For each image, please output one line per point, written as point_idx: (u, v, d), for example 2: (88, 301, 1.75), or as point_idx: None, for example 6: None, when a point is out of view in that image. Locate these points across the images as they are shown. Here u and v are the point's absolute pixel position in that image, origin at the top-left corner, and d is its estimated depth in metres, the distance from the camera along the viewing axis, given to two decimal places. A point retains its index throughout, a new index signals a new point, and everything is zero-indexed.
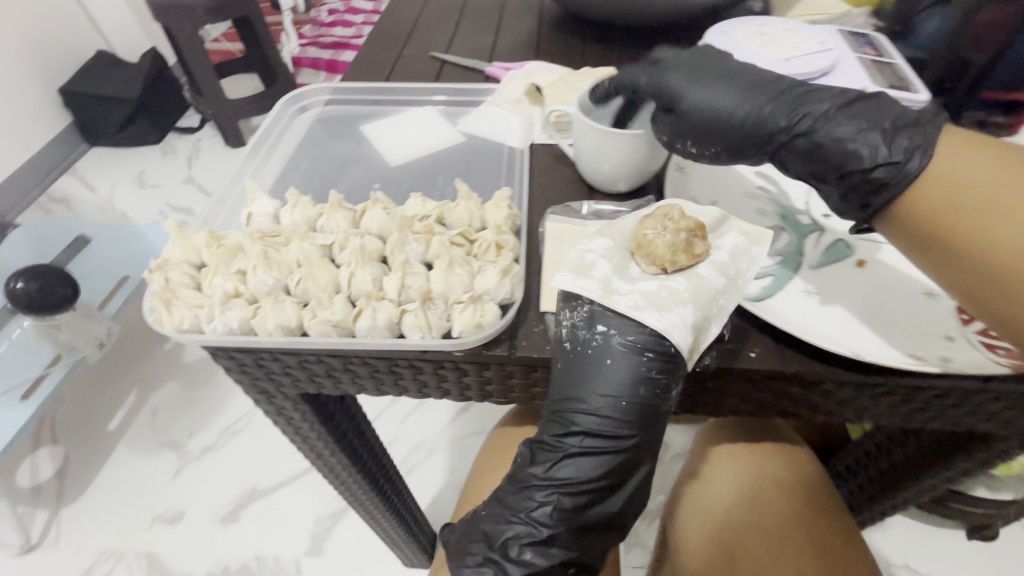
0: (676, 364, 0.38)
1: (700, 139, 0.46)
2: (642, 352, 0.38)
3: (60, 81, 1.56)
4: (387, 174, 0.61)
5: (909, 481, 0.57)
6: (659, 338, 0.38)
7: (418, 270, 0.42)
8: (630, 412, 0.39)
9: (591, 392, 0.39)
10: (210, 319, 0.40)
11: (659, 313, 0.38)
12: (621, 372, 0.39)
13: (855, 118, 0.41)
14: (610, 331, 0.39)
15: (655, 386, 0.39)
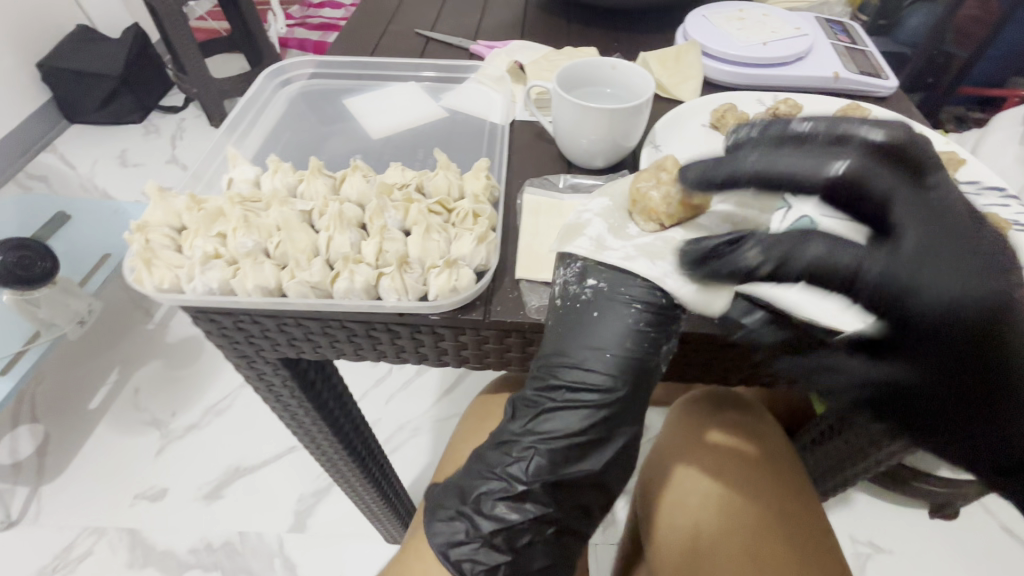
0: (664, 317, 0.40)
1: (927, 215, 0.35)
2: (631, 304, 0.40)
3: (41, 55, 1.52)
4: (369, 146, 0.62)
5: (868, 450, 0.59)
6: (653, 287, 0.40)
7: (396, 236, 0.43)
8: (618, 360, 0.40)
9: (579, 344, 0.40)
10: (190, 279, 0.41)
11: (651, 261, 0.40)
12: (613, 320, 0.40)
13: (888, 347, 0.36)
14: (600, 284, 0.40)
15: (643, 340, 0.40)
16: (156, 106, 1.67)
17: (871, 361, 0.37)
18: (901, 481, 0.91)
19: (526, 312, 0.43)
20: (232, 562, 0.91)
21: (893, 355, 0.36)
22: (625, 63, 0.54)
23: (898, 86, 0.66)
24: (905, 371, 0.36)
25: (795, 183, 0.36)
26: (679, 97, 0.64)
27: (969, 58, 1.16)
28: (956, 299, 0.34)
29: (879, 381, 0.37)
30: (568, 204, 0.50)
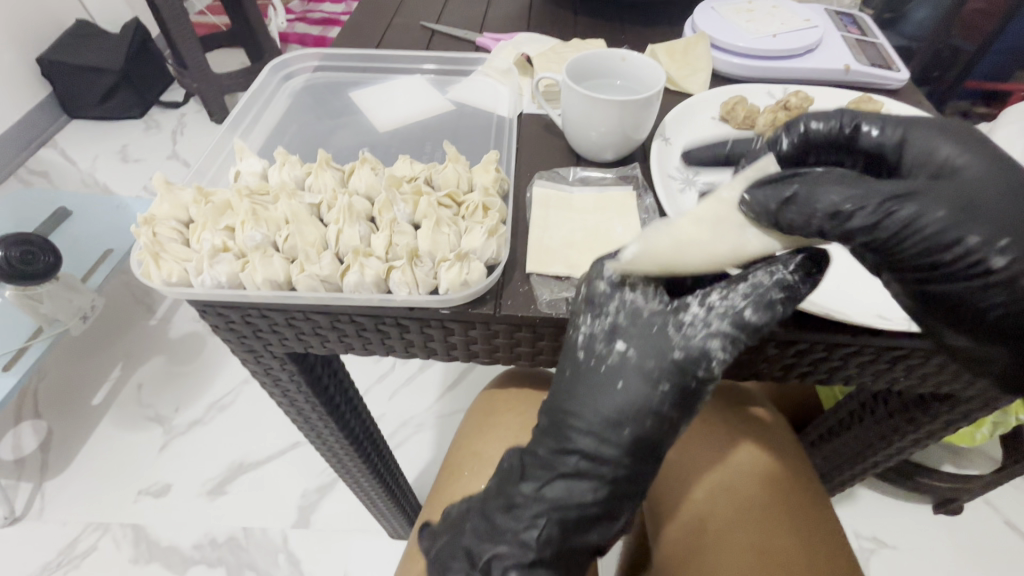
0: (690, 396, 0.37)
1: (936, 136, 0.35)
2: (658, 382, 0.37)
3: (41, 50, 1.51)
4: (375, 139, 0.61)
5: (878, 445, 0.59)
6: (682, 365, 0.36)
7: (406, 229, 0.43)
8: (632, 438, 0.38)
9: (596, 412, 0.38)
10: (199, 272, 0.41)
11: (681, 330, 0.36)
12: (636, 397, 0.37)
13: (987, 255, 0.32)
14: (628, 349, 0.37)
15: (661, 419, 0.38)
16: (157, 101, 1.66)
17: (936, 209, 0.31)
18: (906, 476, 0.90)
19: (537, 306, 0.42)
20: (236, 557, 0.91)
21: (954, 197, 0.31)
22: (635, 54, 0.54)
23: (908, 79, 0.65)
24: (973, 206, 0.31)
25: (788, 144, 0.40)
26: (687, 90, 0.63)
27: (975, 52, 1.15)
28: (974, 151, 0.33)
29: (960, 227, 0.31)
30: (578, 198, 0.50)
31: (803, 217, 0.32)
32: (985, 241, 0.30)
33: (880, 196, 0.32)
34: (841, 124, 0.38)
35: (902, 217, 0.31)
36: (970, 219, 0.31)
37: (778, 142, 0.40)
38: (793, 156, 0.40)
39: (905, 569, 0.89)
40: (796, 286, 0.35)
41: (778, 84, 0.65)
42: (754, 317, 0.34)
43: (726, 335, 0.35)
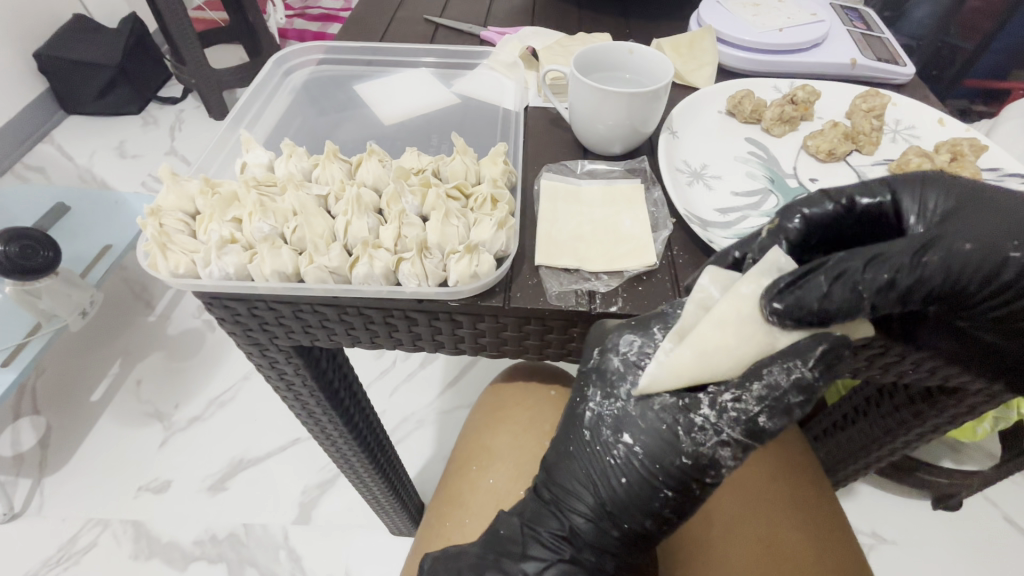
0: (690, 503, 0.37)
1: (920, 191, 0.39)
2: (660, 488, 0.37)
3: (37, 44, 1.50)
4: (380, 132, 0.61)
5: (882, 440, 0.59)
6: (687, 470, 0.35)
7: (415, 221, 0.43)
8: (627, 528, 0.39)
9: (598, 502, 0.39)
10: (206, 263, 0.40)
11: (690, 437, 0.35)
12: (636, 494, 0.37)
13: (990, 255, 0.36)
14: (635, 445, 0.36)
15: (661, 520, 0.38)
16: (155, 97, 1.65)
17: (950, 257, 0.35)
18: (906, 471, 0.90)
19: (546, 298, 0.42)
20: (237, 553, 0.90)
21: (964, 237, 0.35)
22: (642, 47, 0.54)
23: (914, 73, 0.65)
24: (981, 236, 0.35)
25: (796, 227, 0.39)
26: (694, 84, 0.63)
27: (975, 50, 1.15)
28: (948, 190, 0.39)
29: (986, 253, 0.35)
30: (586, 190, 0.49)
31: (843, 302, 0.33)
32: (1012, 256, 0.35)
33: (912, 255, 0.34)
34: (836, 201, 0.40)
35: (937, 265, 0.34)
36: (985, 252, 0.35)
37: (787, 228, 0.39)
38: (801, 236, 0.40)
39: (905, 564, 0.90)
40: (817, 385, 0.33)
41: (783, 78, 0.65)
42: (769, 425, 0.33)
43: (740, 442, 0.34)
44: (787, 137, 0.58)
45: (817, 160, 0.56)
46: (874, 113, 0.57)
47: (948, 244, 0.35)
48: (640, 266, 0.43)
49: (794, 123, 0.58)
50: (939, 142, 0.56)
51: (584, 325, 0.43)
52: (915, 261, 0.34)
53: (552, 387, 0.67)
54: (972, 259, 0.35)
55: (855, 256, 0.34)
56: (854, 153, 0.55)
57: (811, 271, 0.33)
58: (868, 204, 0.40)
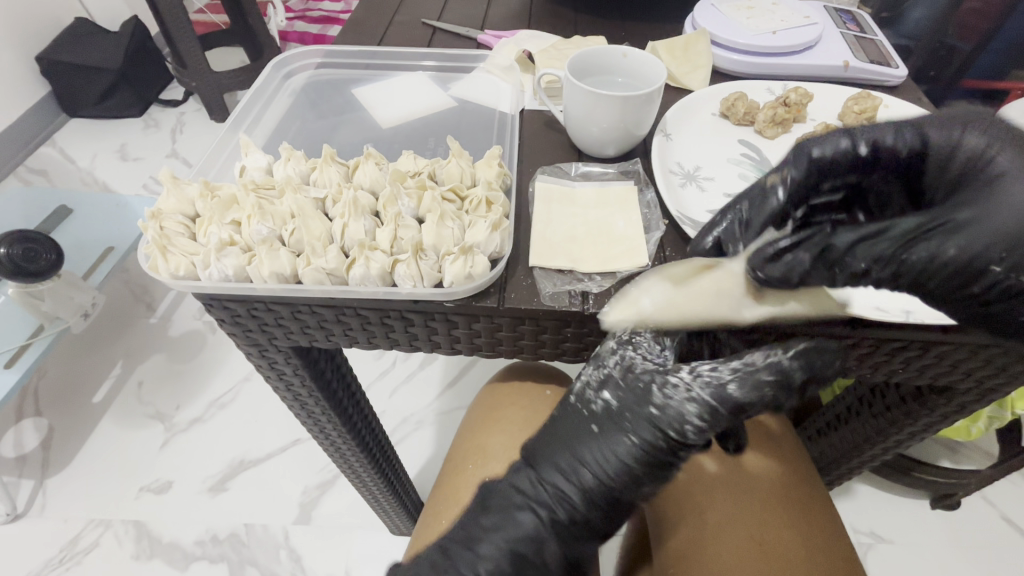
0: (656, 468, 0.40)
1: (961, 128, 0.37)
2: (627, 446, 0.40)
3: (39, 48, 1.51)
4: (378, 136, 0.62)
5: (874, 440, 0.59)
6: (656, 428, 0.39)
7: (410, 223, 0.44)
8: (590, 490, 0.41)
9: (569, 457, 0.42)
10: (205, 265, 0.41)
11: (665, 391, 0.39)
12: (606, 451, 0.40)
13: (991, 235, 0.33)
14: (612, 400, 0.41)
15: (626, 483, 0.40)
16: (156, 100, 1.66)
17: (958, 243, 0.34)
18: (902, 471, 0.90)
19: (539, 300, 0.42)
20: (237, 554, 0.91)
21: (979, 215, 0.33)
22: (636, 50, 0.54)
23: (907, 76, 0.66)
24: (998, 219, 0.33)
25: (790, 184, 0.40)
26: (688, 87, 0.64)
27: (972, 51, 1.15)
28: (982, 133, 0.36)
29: (977, 248, 0.33)
30: (579, 192, 0.50)
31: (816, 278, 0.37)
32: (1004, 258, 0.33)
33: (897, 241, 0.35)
34: (852, 142, 0.39)
35: (919, 256, 0.34)
36: (983, 245, 0.33)
37: (780, 187, 0.40)
38: (796, 192, 0.40)
39: (902, 564, 0.90)
40: (791, 368, 0.37)
41: (777, 81, 0.65)
42: (738, 392, 0.37)
43: (707, 400, 0.38)
44: (779, 139, 0.58)
45: None
46: (866, 115, 0.58)
47: (954, 222, 0.34)
48: (632, 267, 0.44)
49: (787, 125, 0.59)
50: None
51: (578, 325, 0.43)
52: (904, 246, 0.35)
53: (547, 387, 0.68)
54: (965, 259, 0.34)
55: (844, 235, 0.36)
56: None
57: (797, 245, 0.37)
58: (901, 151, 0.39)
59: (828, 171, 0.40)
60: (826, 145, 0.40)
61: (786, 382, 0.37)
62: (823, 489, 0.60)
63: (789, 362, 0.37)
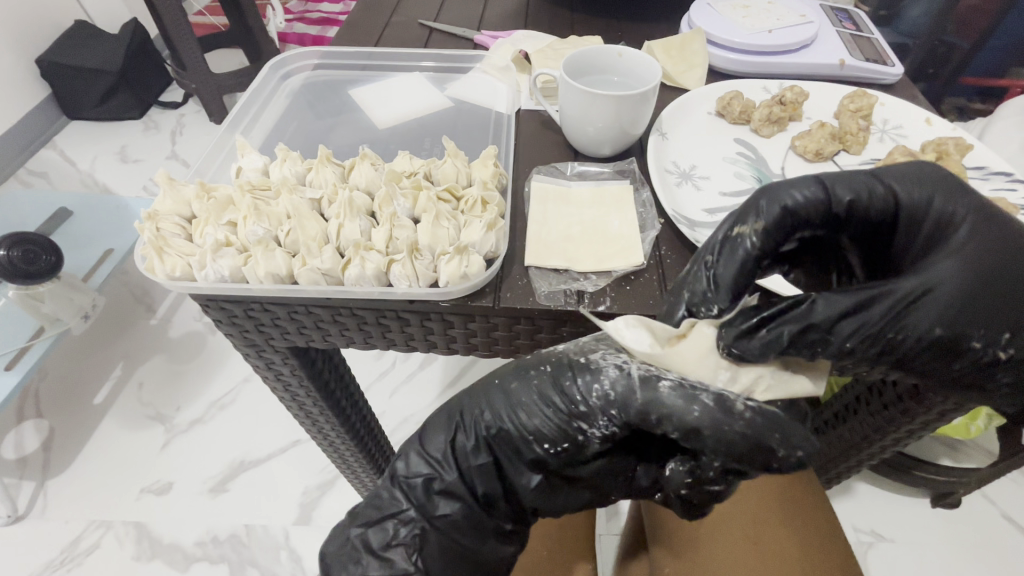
0: (565, 427, 0.38)
1: (919, 186, 0.35)
2: (544, 391, 0.39)
3: (39, 50, 1.51)
4: (374, 137, 0.62)
5: (873, 438, 0.59)
6: (574, 380, 0.38)
7: (406, 223, 0.44)
8: (492, 423, 0.40)
9: (486, 394, 0.41)
10: (201, 266, 0.41)
11: (607, 354, 0.38)
12: (524, 392, 0.40)
13: (968, 302, 0.32)
14: (556, 348, 0.41)
15: (529, 430, 0.39)
16: (156, 102, 1.66)
17: (943, 317, 0.32)
18: (903, 470, 0.90)
19: (535, 299, 0.43)
20: (238, 554, 0.91)
21: (955, 285, 0.32)
22: (632, 50, 0.54)
23: (903, 74, 0.66)
24: (973, 292, 0.32)
25: (759, 239, 0.34)
26: (684, 86, 0.64)
27: (970, 49, 1.16)
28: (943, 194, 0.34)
29: (955, 324, 0.32)
30: (575, 191, 0.50)
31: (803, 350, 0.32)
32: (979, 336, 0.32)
33: (882, 318, 0.32)
34: (822, 193, 0.34)
35: (907, 331, 0.32)
36: (967, 321, 0.32)
37: (751, 242, 0.34)
38: (768, 246, 0.34)
39: (903, 563, 0.90)
40: (737, 414, 0.33)
41: (774, 80, 0.66)
42: (665, 392, 0.34)
43: (629, 379, 0.36)
44: (776, 138, 0.58)
45: (807, 160, 0.56)
46: (862, 113, 0.58)
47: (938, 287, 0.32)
48: (628, 265, 0.44)
49: (783, 123, 0.59)
50: (926, 142, 0.56)
51: (574, 324, 0.43)
52: (895, 320, 0.32)
53: None
54: (952, 333, 0.32)
55: (830, 305, 0.32)
56: (840, 153, 0.56)
57: (774, 321, 0.32)
58: (871, 205, 0.35)
59: (802, 222, 0.35)
60: (793, 199, 0.34)
61: (722, 416, 0.33)
62: (820, 488, 0.60)
63: (737, 405, 0.33)
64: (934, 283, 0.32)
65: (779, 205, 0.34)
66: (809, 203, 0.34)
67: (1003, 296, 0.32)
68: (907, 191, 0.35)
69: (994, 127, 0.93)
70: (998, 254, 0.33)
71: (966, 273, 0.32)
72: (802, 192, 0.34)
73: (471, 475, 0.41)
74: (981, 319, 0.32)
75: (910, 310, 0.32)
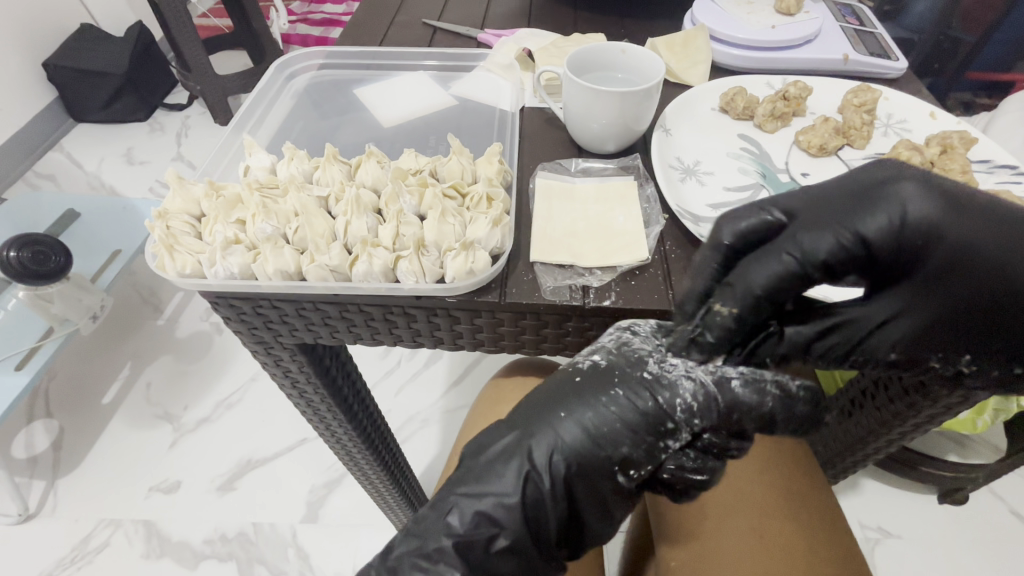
0: (650, 445, 0.38)
1: (884, 197, 0.33)
2: (619, 417, 0.38)
3: (46, 54, 1.53)
4: (380, 135, 0.62)
5: (880, 433, 0.59)
6: (652, 404, 0.38)
7: (412, 220, 0.44)
8: (573, 458, 0.38)
9: (548, 424, 0.39)
10: (212, 263, 0.42)
11: (661, 360, 0.38)
12: (601, 419, 0.38)
13: (925, 327, 0.33)
14: (598, 359, 0.40)
15: (612, 457, 0.38)
16: (161, 104, 1.68)
17: (906, 345, 0.34)
18: (909, 466, 0.90)
19: (541, 294, 0.43)
20: (246, 552, 0.92)
21: (898, 320, 0.34)
22: (635, 47, 0.55)
23: (907, 68, 0.66)
24: (947, 322, 0.33)
25: (736, 321, 0.34)
26: (688, 82, 0.64)
27: (976, 43, 1.15)
28: (919, 199, 0.32)
29: (913, 353, 0.34)
30: (580, 188, 0.51)
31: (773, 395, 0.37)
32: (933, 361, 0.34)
33: (839, 365, 0.36)
34: (790, 256, 0.33)
35: (854, 361, 0.35)
36: (926, 349, 0.34)
37: (724, 319, 0.34)
38: (742, 325, 0.34)
39: (909, 559, 0.90)
40: (795, 396, 0.37)
41: (776, 75, 0.66)
42: (742, 392, 0.36)
43: (708, 389, 0.37)
44: (779, 134, 0.59)
45: (811, 154, 0.57)
46: (865, 108, 0.58)
47: (891, 327, 0.34)
48: (633, 261, 0.44)
49: (787, 118, 0.59)
50: (930, 136, 0.56)
51: (578, 319, 0.44)
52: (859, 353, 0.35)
53: None
54: (910, 358, 0.35)
55: (799, 333, 0.35)
56: (842, 147, 0.56)
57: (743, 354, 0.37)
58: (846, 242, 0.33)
59: (779, 293, 0.33)
60: (755, 261, 0.34)
61: (789, 403, 0.37)
62: (827, 485, 0.60)
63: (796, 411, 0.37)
64: (889, 320, 0.34)
65: (751, 280, 0.33)
66: (773, 264, 0.33)
67: (970, 316, 0.33)
68: (875, 207, 0.33)
69: (1000, 118, 0.93)
70: (969, 271, 0.32)
71: (921, 313, 0.33)
72: (779, 260, 0.33)
73: (550, 511, 0.39)
74: (925, 343, 0.34)
75: (861, 354, 0.35)
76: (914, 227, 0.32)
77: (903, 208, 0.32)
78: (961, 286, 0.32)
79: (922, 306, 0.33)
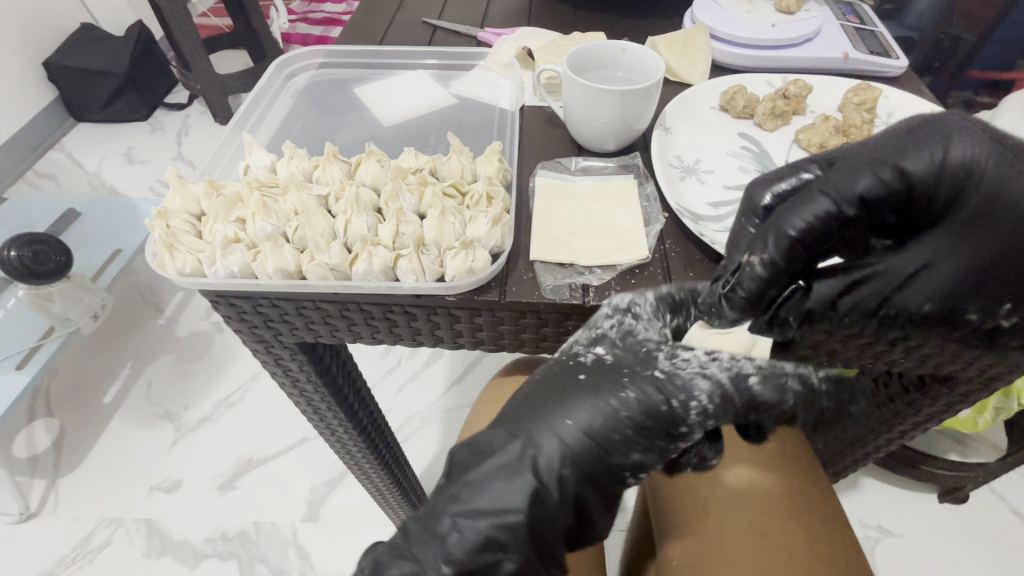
0: (661, 446, 0.37)
1: (921, 145, 0.37)
2: (630, 419, 0.36)
3: (47, 54, 1.53)
4: (379, 134, 0.62)
5: (879, 432, 0.59)
6: (667, 405, 0.37)
7: (412, 218, 0.44)
8: (583, 464, 0.36)
9: (552, 428, 0.37)
10: (212, 262, 0.42)
11: (671, 356, 0.38)
12: (613, 422, 0.36)
13: (957, 269, 0.37)
14: (603, 353, 0.39)
15: (623, 460, 0.37)
16: (162, 103, 1.68)
17: (938, 288, 0.37)
18: (909, 465, 0.90)
19: (540, 293, 0.43)
20: (247, 551, 0.92)
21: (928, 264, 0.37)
22: (635, 45, 0.55)
23: (908, 66, 0.66)
24: (972, 269, 0.37)
25: (768, 268, 0.37)
26: (688, 81, 0.64)
27: (976, 41, 1.15)
28: (958, 143, 0.36)
29: (944, 298, 0.37)
30: (580, 187, 0.51)
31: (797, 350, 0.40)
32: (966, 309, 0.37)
33: (869, 315, 0.39)
34: (830, 200, 0.36)
35: (890, 307, 0.38)
36: (960, 295, 0.37)
37: (758, 270, 0.37)
38: (776, 273, 0.37)
39: (909, 558, 0.90)
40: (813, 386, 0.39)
41: (776, 74, 0.66)
42: (758, 390, 0.38)
43: (723, 387, 0.37)
44: (779, 133, 0.59)
45: (811, 153, 0.56)
46: (865, 106, 0.58)
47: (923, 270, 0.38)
48: (632, 259, 0.44)
49: (787, 117, 0.59)
50: None
51: (578, 318, 0.44)
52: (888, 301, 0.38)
53: None
54: (945, 308, 0.38)
55: (827, 288, 0.39)
56: (844, 145, 0.55)
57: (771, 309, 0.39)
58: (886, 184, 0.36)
59: (817, 234, 0.37)
60: (796, 206, 0.37)
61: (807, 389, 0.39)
62: (827, 483, 0.60)
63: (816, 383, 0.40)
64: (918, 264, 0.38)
65: (793, 223, 0.36)
66: (816, 203, 0.37)
67: (998, 262, 0.36)
68: (908, 155, 0.37)
69: (1000, 117, 0.93)
70: (999, 215, 0.36)
71: (952, 256, 0.37)
72: (820, 203, 0.36)
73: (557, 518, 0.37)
74: (955, 286, 0.37)
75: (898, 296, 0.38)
76: (947, 172, 0.36)
77: (936, 156, 0.36)
78: (989, 234, 0.36)
79: (952, 250, 0.37)
